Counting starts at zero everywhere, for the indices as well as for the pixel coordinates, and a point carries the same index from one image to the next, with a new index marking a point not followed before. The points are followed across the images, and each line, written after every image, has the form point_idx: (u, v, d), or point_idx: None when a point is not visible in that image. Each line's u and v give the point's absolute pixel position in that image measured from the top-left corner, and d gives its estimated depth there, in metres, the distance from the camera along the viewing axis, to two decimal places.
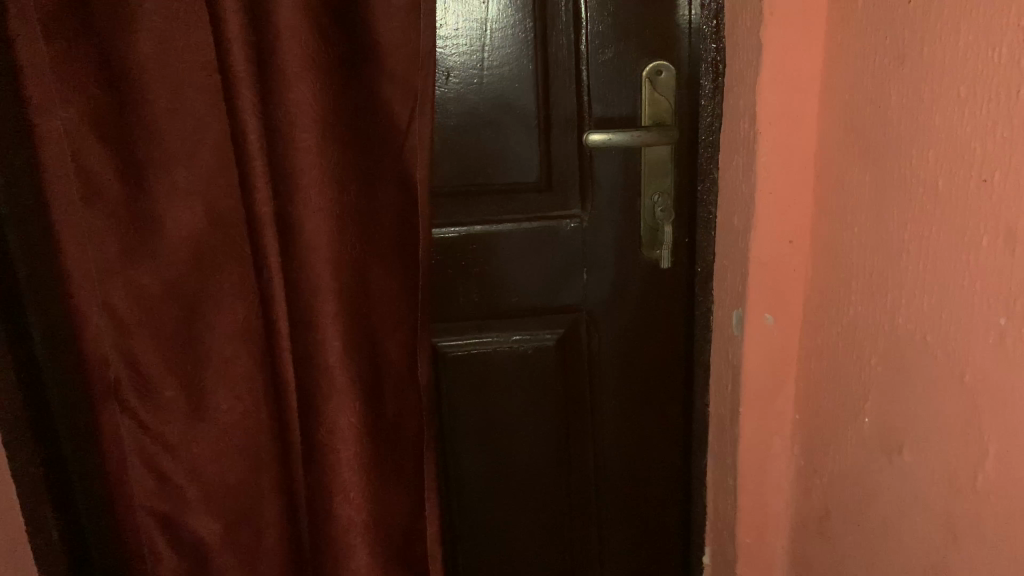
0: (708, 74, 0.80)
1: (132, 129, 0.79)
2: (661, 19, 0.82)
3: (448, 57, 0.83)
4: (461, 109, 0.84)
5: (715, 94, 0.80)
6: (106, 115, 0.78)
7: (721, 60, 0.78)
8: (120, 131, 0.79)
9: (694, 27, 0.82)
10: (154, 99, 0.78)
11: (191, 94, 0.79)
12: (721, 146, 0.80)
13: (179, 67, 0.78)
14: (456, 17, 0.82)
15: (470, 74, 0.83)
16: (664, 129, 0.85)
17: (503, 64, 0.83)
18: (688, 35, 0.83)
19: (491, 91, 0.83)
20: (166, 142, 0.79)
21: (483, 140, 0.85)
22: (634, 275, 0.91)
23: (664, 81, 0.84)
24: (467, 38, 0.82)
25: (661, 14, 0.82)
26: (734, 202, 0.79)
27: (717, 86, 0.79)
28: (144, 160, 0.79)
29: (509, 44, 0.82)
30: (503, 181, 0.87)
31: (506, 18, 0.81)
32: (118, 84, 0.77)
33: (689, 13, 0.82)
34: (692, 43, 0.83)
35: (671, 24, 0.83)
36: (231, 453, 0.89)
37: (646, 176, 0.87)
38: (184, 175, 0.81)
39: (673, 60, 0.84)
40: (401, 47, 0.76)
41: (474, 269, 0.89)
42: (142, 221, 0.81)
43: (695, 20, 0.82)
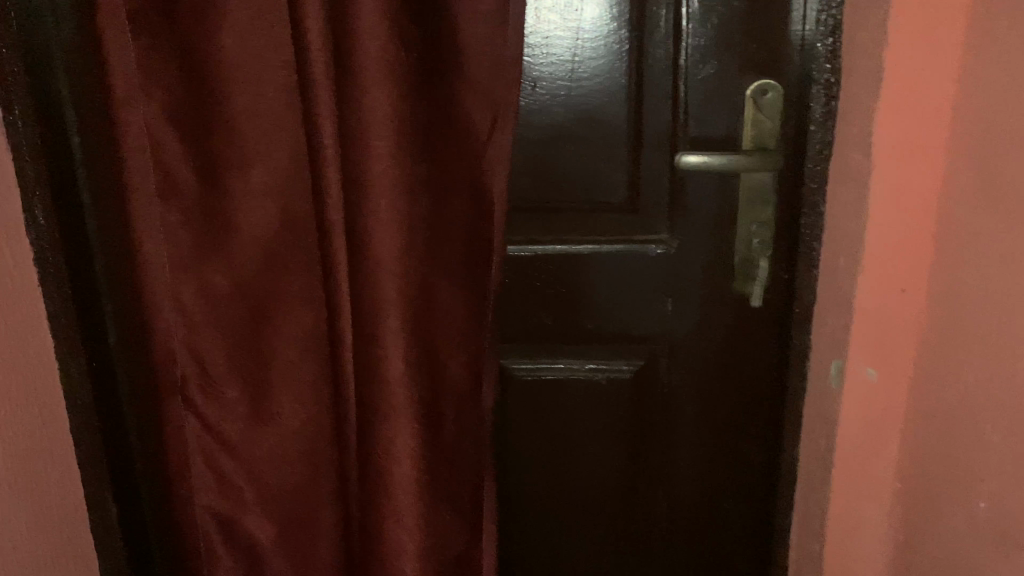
0: (817, 95, 0.71)
1: (210, 123, 0.76)
2: (770, 33, 0.75)
3: (534, 67, 0.78)
4: (546, 121, 0.79)
5: (827, 119, 0.70)
6: (185, 107, 0.76)
7: (834, 81, 0.69)
8: (199, 125, 0.76)
9: (807, 43, 0.74)
10: (233, 95, 0.75)
11: (270, 92, 0.76)
12: (831, 177, 0.71)
13: (260, 66, 0.75)
14: (545, 26, 0.77)
15: (558, 85, 0.78)
16: (767, 155, 0.76)
17: (593, 76, 0.77)
18: (801, 51, 0.74)
19: (578, 105, 0.78)
20: (243, 139, 0.77)
21: (567, 156, 0.80)
22: (723, 309, 0.83)
23: (768, 99, 0.76)
24: (555, 48, 0.77)
25: (770, 28, 0.74)
26: (840, 241, 0.70)
27: (830, 110, 0.70)
28: (220, 157, 0.77)
29: (601, 55, 0.77)
30: (585, 199, 0.81)
31: (598, 28, 0.76)
32: (199, 77, 0.75)
33: (801, 28, 0.74)
34: (804, 61, 0.74)
35: (779, 39, 0.75)
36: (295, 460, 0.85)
37: (743, 205, 0.79)
38: (258, 174, 0.78)
39: (781, 78, 0.76)
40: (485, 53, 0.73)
41: (549, 289, 0.84)
42: (216, 218, 0.79)
43: (808, 35, 0.74)
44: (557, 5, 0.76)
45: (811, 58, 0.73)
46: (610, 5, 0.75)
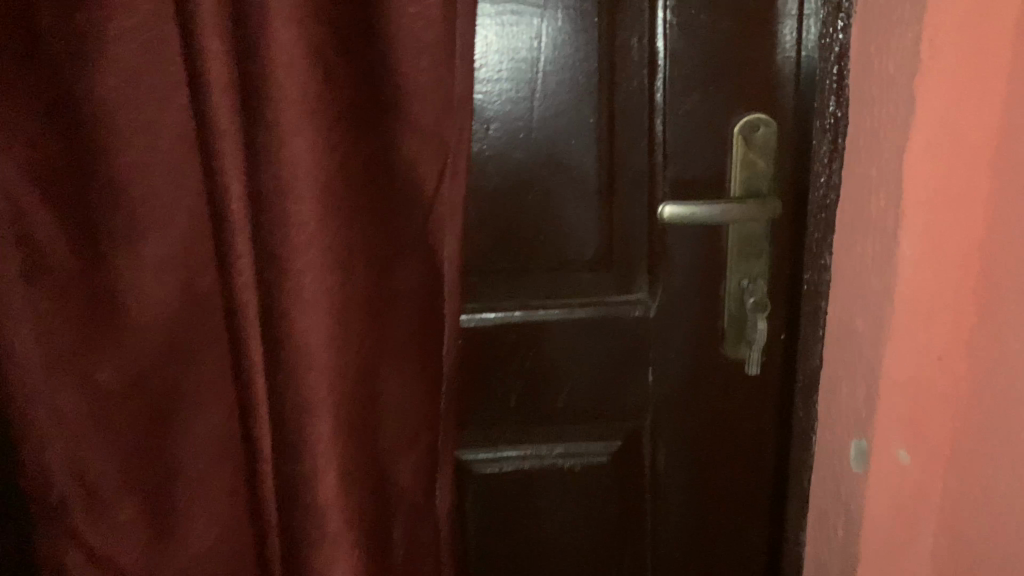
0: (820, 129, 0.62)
1: (85, 164, 0.56)
2: (758, 61, 0.65)
3: (488, 105, 0.66)
4: (504, 167, 0.67)
5: (833, 159, 0.60)
6: (55, 142, 0.56)
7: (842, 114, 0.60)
8: (71, 165, 0.56)
9: (797, 75, 0.66)
10: (110, 127, 0.55)
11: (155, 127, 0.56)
12: (837, 226, 0.61)
13: (141, 92, 0.55)
14: (497, 58, 0.65)
15: (517, 126, 0.66)
16: (767, 200, 0.66)
17: (558, 114, 0.66)
18: (792, 82, 0.66)
19: (541, 148, 0.67)
20: (126, 185, 0.56)
21: (530, 207, 0.68)
22: (714, 377, 0.72)
23: (759, 136, 0.66)
24: (512, 82, 0.65)
25: (758, 56, 0.65)
26: (859, 299, 0.59)
27: (835, 149, 0.60)
28: (99, 210, 0.56)
29: (566, 90, 0.66)
30: (554, 256, 0.69)
31: (563, 57, 0.65)
32: (69, 103, 0.55)
33: (790, 58, 0.65)
34: (792, 95, 0.66)
35: (769, 69, 0.66)
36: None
37: (733, 257, 0.68)
38: (149, 233, 0.57)
39: (770, 113, 0.66)
40: (433, 92, 0.59)
41: (513, 363, 0.72)
42: (96, 287, 0.58)
43: (798, 66, 0.66)
44: (511, 32, 0.64)
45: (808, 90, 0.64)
46: (577, 30, 0.64)
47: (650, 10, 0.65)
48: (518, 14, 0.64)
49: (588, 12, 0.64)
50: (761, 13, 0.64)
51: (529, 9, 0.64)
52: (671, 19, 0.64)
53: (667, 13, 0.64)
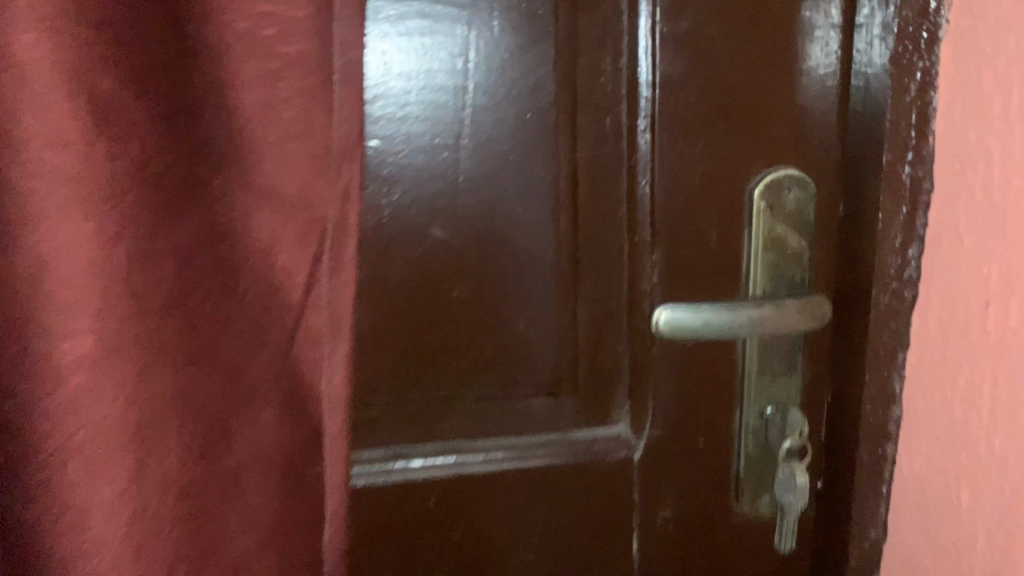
0: (888, 194, 0.42)
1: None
2: (783, 92, 0.45)
3: (388, 160, 0.43)
4: (416, 248, 0.44)
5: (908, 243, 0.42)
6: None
7: (922, 174, 0.41)
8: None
9: (837, 113, 0.45)
10: None
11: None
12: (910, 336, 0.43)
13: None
14: (398, 85, 0.42)
15: (435, 188, 0.44)
16: (810, 300, 0.45)
17: (497, 169, 0.44)
18: (831, 124, 0.45)
19: (473, 221, 0.45)
20: None
21: (457, 307, 0.45)
22: (723, 544, 0.50)
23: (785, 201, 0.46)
24: (424, 122, 0.43)
25: (782, 85, 0.44)
26: (967, 446, 0.41)
27: (910, 228, 0.42)
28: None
29: (508, 133, 0.44)
30: (495, 379, 0.47)
31: (502, 84, 0.43)
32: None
33: (826, 89, 0.45)
34: (831, 141, 0.46)
35: (797, 102, 0.45)
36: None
37: (754, 376, 0.47)
38: None
39: (801, 167, 0.45)
40: (296, 138, 0.34)
41: (432, 537, 0.48)
42: None
43: (839, 101, 0.45)
44: (418, 45, 0.42)
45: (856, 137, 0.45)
46: (521, 43, 0.43)
47: (629, 17, 0.43)
48: (427, 19, 0.42)
49: (539, 17, 0.43)
50: (787, 22, 0.44)
51: (444, 10, 0.42)
52: (662, 28, 0.43)
53: (654, 19, 0.43)
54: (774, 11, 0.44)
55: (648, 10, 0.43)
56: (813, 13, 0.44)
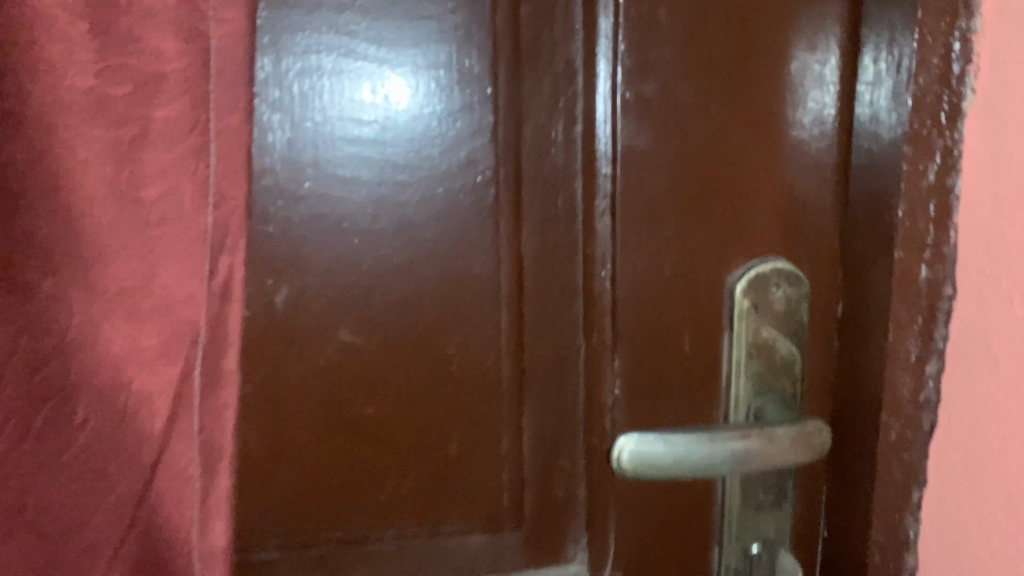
0: (900, 300, 0.34)
1: None
2: (769, 168, 0.37)
3: (284, 248, 0.34)
4: (319, 358, 0.35)
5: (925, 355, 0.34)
6: None
7: (941, 276, 0.34)
8: None
9: (834, 193, 0.37)
10: None
11: None
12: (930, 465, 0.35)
13: None
14: (297, 157, 0.34)
15: (345, 281, 0.35)
16: (807, 427, 0.36)
17: (422, 259, 0.36)
18: (826, 206, 0.38)
19: (392, 322, 0.36)
20: None
21: (373, 428, 0.36)
22: None
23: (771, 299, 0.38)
24: (331, 202, 0.35)
25: (768, 160, 0.37)
26: None
27: (928, 338, 0.34)
28: None
29: (435, 215, 0.36)
30: (420, 513, 0.38)
31: (429, 155, 0.35)
32: None
33: (820, 165, 0.37)
34: (826, 227, 0.38)
35: (786, 181, 0.37)
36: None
37: (739, 506, 0.39)
38: None
39: (789, 257, 0.38)
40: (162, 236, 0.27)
41: None
42: None
43: (836, 179, 0.37)
44: (321, 107, 0.34)
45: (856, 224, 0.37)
46: (451, 106, 0.35)
47: (584, 79, 0.36)
48: (333, 76, 0.34)
49: (475, 77, 0.35)
50: (773, 85, 0.36)
51: (355, 65, 0.34)
52: (623, 90, 0.35)
53: (612, 80, 0.35)
54: (757, 71, 0.36)
55: (606, 70, 0.35)
56: (804, 75, 0.36)
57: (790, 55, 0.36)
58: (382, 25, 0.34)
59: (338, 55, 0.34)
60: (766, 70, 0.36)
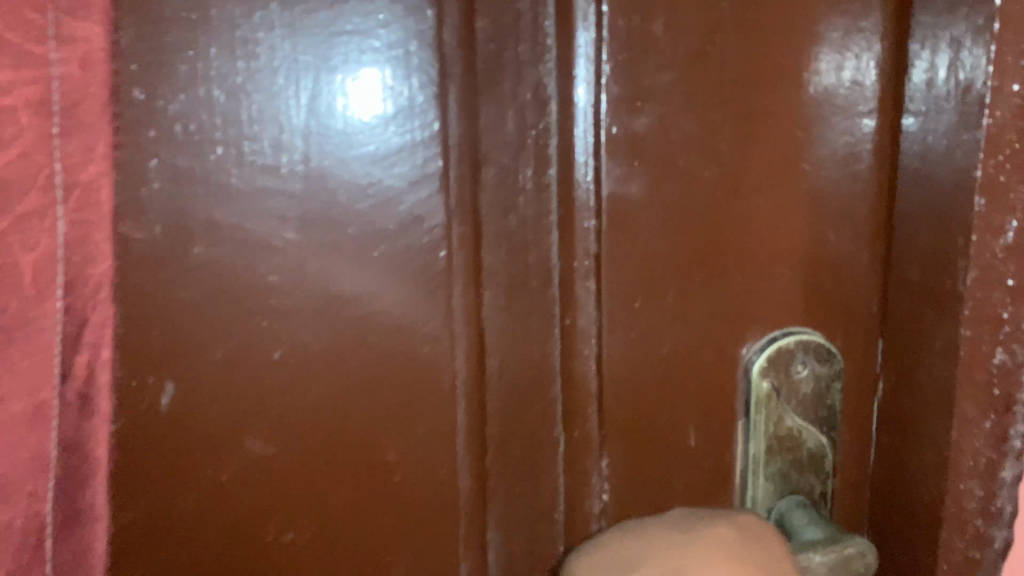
0: (967, 394, 0.26)
1: None
2: (791, 218, 0.30)
3: (170, 338, 0.27)
4: (224, 470, 0.28)
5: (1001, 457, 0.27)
6: None
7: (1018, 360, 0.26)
8: None
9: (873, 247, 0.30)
10: None
11: None
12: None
13: None
14: (182, 217, 0.26)
15: (254, 373, 0.27)
16: (852, 549, 0.28)
17: (353, 341, 0.28)
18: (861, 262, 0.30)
19: (313, 424, 0.28)
20: None
21: (296, 556, 0.29)
22: None
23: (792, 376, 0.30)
24: (230, 276, 0.26)
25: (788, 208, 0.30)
26: None
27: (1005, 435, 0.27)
28: None
29: (367, 284, 0.27)
30: None
31: (356, 210, 0.27)
32: None
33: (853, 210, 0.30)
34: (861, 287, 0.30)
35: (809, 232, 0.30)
36: (743, 529, 0.26)
37: None
38: None
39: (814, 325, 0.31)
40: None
41: None
42: None
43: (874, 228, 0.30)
44: (212, 151, 0.26)
45: (900, 288, 0.29)
46: (387, 148, 0.27)
47: (559, 109, 0.29)
48: (227, 110, 0.26)
49: (418, 110, 0.27)
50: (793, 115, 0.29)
51: (256, 95, 0.26)
52: (609, 123, 0.28)
53: (594, 112, 0.28)
54: (776, 98, 0.29)
55: (586, 100, 0.28)
56: (833, 100, 0.29)
57: (814, 76, 0.29)
58: (293, 42, 0.26)
59: (234, 82, 0.25)
60: (783, 96, 0.29)
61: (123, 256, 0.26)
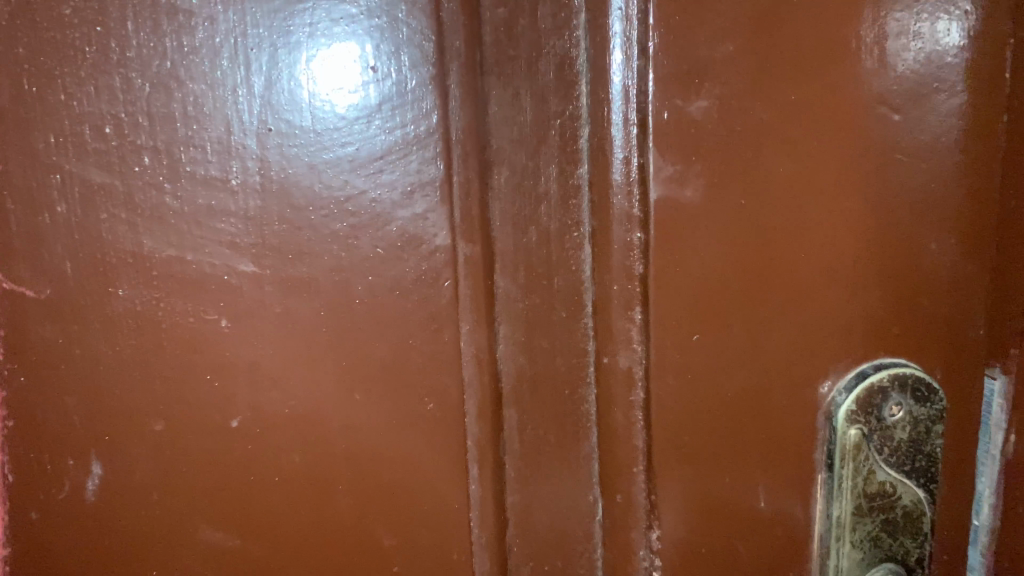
0: None
1: None
2: (894, 226, 0.23)
3: (90, 409, 0.20)
4: (171, 569, 0.21)
5: None
6: None
7: None
8: None
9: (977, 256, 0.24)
10: None
11: None
12: None
13: None
14: (97, 251, 0.19)
15: (207, 444, 0.21)
16: None
17: (335, 396, 0.21)
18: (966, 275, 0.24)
19: (286, 506, 0.22)
20: None
21: None
22: None
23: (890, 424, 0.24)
24: (167, 323, 0.20)
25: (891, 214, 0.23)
26: None
27: None
28: None
29: (351, 324, 0.21)
30: None
31: (332, 231, 0.20)
32: None
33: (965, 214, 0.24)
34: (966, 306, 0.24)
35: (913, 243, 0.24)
36: None
37: None
38: None
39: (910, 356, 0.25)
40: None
41: None
42: None
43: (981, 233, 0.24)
44: (132, 162, 0.19)
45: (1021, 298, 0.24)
46: (369, 150, 0.20)
47: (589, 89, 0.22)
48: (153, 107, 0.19)
49: (410, 97, 0.20)
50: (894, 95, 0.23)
51: (191, 85, 0.19)
52: (656, 107, 0.21)
53: (636, 95, 0.21)
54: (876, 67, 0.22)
55: (619, 81, 0.21)
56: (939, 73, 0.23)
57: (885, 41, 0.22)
58: (238, 12, 0.19)
59: (160, 67, 0.19)
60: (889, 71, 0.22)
61: (20, 305, 0.19)
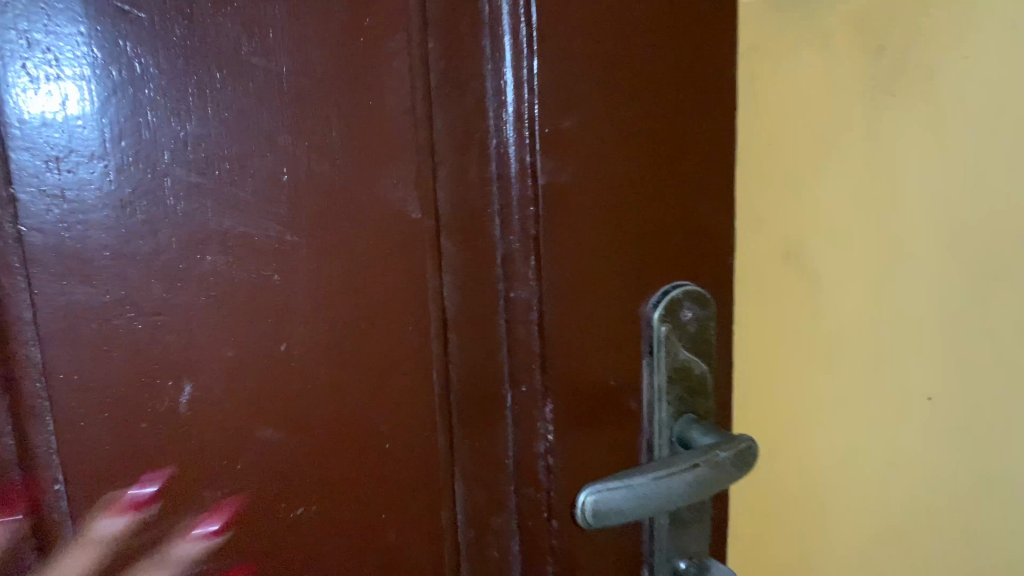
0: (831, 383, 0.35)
1: None
2: (681, 197, 0.36)
3: (183, 342, 0.28)
4: (238, 456, 0.30)
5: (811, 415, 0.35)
6: None
7: None
8: None
9: None
10: None
11: None
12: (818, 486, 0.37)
13: None
14: (191, 230, 0.28)
15: (262, 362, 0.30)
16: (743, 444, 0.36)
17: (346, 323, 0.31)
18: None
19: (315, 404, 0.31)
20: None
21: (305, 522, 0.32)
22: None
23: None
24: (237, 277, 0.29)
25: None
26: None
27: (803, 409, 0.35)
28: None
29: (355, 271, 0.31)
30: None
31: (343, 209, 0.30)
32: None
33: None
34: None
35: None
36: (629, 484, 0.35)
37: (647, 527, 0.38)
38: None
39: None
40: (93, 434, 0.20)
41: None
42: None
43: None
44: (217, 168, 0.28)
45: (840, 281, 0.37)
46: (365, 155, 0.31)
47: (495, 112, 0.34)
48: (232, 130, 0.28)
49: (389, 121, 0.31)
50: None
51: (258, 114, 0.28)
52: (543, 125, 0.33)
53: (528, 116, 0.33)
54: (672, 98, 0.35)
55: (515, 107, 0.33)
56: (700, 91, 0.36)
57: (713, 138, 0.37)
58: (284, 66, 0.29)
59: (237, 102, 0.28)
60: None
61: (138, 268, 0.27)
